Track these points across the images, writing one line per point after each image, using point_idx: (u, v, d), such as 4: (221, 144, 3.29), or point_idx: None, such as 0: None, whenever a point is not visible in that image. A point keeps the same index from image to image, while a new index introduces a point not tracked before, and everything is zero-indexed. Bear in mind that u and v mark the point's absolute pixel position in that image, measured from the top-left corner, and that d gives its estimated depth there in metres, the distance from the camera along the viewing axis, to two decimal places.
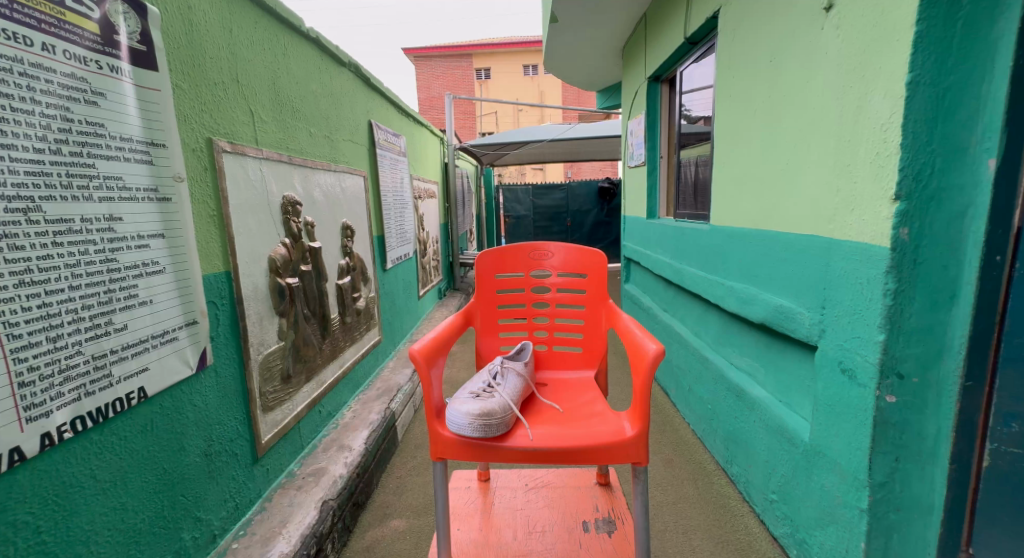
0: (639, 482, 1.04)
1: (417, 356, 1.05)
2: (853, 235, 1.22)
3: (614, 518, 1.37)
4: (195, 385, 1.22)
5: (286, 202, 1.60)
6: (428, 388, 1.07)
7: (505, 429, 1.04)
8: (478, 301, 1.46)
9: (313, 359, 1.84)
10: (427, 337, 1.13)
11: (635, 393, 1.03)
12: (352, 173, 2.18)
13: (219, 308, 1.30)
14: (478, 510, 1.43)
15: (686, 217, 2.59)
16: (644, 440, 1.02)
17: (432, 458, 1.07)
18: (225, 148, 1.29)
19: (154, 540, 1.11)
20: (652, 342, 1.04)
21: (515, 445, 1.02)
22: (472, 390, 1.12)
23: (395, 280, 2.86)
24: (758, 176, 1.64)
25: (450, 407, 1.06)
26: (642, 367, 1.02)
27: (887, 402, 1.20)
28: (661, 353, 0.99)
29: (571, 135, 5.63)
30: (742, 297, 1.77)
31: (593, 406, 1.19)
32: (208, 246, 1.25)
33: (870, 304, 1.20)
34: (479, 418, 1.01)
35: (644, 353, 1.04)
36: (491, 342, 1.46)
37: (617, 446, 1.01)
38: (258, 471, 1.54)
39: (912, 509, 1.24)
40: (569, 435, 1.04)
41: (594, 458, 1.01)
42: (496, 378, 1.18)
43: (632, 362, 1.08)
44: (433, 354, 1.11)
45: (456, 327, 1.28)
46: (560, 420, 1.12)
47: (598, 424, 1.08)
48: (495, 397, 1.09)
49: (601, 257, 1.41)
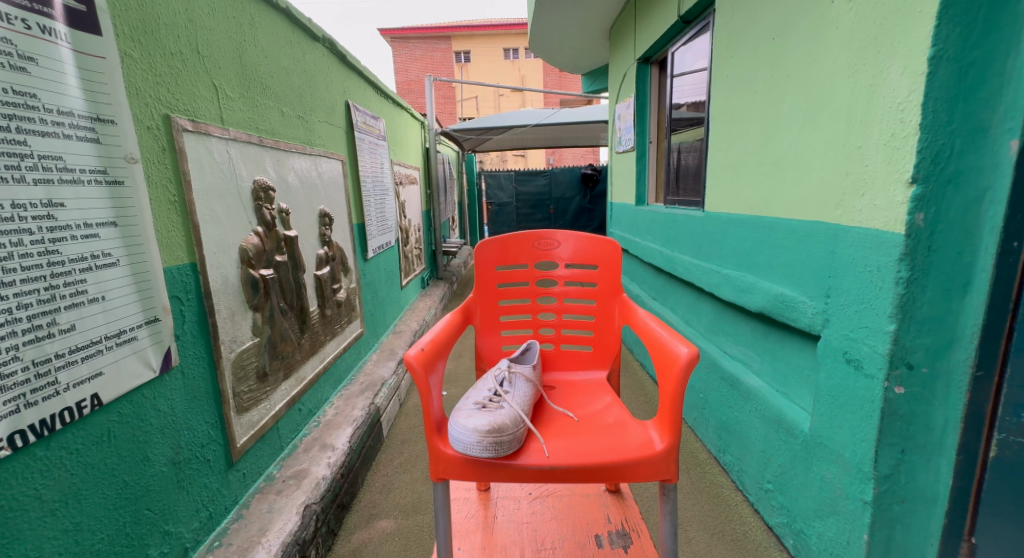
0: (668, 500, 0.98)
1: (415, 362, 0.96)
2: (863, 221, 1.17)
3: (628, 531, 1.31)
4: (158, 388, 1.11)
5: (257, 187, 1.48)
6: (428, 397, 0.98)
7: (516, 445, 0.96)
8: (477, 295, 1.36)
9: (291, 355, 1.73)
10: (425, 339, 1.04)
11: (666, 402, 0.96)
12: (330, 157, 2.05)
13: (184, 303, 1.18)
14: (479, 525, 1.36)
15: (675, 203, 2.52)
16: (675, 454, 0.95)
17: (432, 478, 0.98)
18: (186, 126, 1.17)
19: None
20: (681, 345, 0.96)
21: (529, 463, 0.94)
22: (477, 401, 1.04)
23: (376, 270, 2.74)
24: (758, 159, 1.58)
25: (453, 424, 0.98)
26: (674, 374, 0.94)
27: (895, 393, 1.16)
28: (697, 357, 0.92)
29: (555, 120, 5.52)
30: (738, 285, 1.71)
31: (611, 414, 1.11)
32: (170, 237, 1.13)
33: (880, 293, 1.15)
34: (489, 435, 0.93)
35: (673, 357, 0.96)
36: (491, 340, 1.37)
37: (645, 462, 0.94)
38: (234, 477, 1.44)
39: (915, 501, 1.21)
40: (592, 451, 0.96)
41: (622, 476, 0.94)
42: (503, 385, 1.11)
43: (659, 368, 1.01)
44: (431, 358, 1.02)
45: (454, 326, 1.19)
46: (578, 432, 1.03)
47: (623, 435, 1.01)
48: (505, 409, 1.01)
49: (617, 247, 1.32)
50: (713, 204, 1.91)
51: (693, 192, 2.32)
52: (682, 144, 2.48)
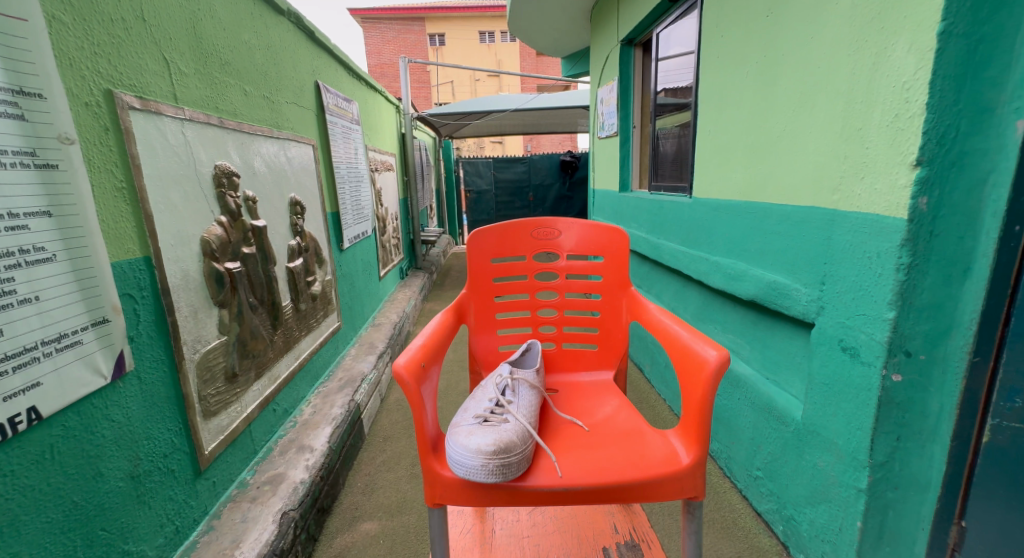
0: (693, 518, 0.92)
1: (407, 376, 0.87)
2: (863, 205, 1.12)
3: (638, 542, 1.25)
4: (111, 397, 1.03)
5: (219, 173, 1.35)
6: (421, 413, 0.90)
7: (525, 465, 0.89)
8: (471, 290, 1.29)
9: (263, 353, 1.62)
10: (416, 347, 0.95)
11: (693, 412, 0.90)
12: (300, 141, 1.92)
13: (138, 302, 1.08)
14: (476, 541, 1.30)
15: (658, 188, 2.46)
16: (702, 469, 0.90)
17: (428, 503, 0.91)
18: (133, 104, 1.05)
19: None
20: (708, 347, 0.91)
21: (539, 484, 0.87)
22: (477, 415, 0.96)
23: (353, 261, 2.62)
24: (749, 142, 1.53)
25: (452, 444, 0.89)
26: (703, 379, 0.88)
27: (893, 381, 1.11)
28: (728, 360, 0.87)
29: (533, 106, 5.37)
30: (728, 273, 1.67)
31: (624, 422, 1.05)
32: (120, 229, 1.02)
33: (879, 279, 1.10)
34: (495, 458, 0.85)
35: (699, 360, 0.91)
36: (485, 338, 1.30)
37: (671, 478, 0.89)
38: (202, 486, 1.36)
39: (908, 487, 1.18)
40: (612, 467, 0.90)
41: (646, 495, 0.88)
42: (506, 394, 1.03)
43: (682, 372, 0.95)
44: (423, 367, 0.93)
45: (447, 328, 1.10)
46: (592, 444, 0.97)
47: (643, 445, 0.95)
48: (509, 423, 0.93)
49: (625, 236, 1.25)
50: (701, 189, 1.86)
51: (676, 177, 2.26)
52: (663, 129, 2.41)
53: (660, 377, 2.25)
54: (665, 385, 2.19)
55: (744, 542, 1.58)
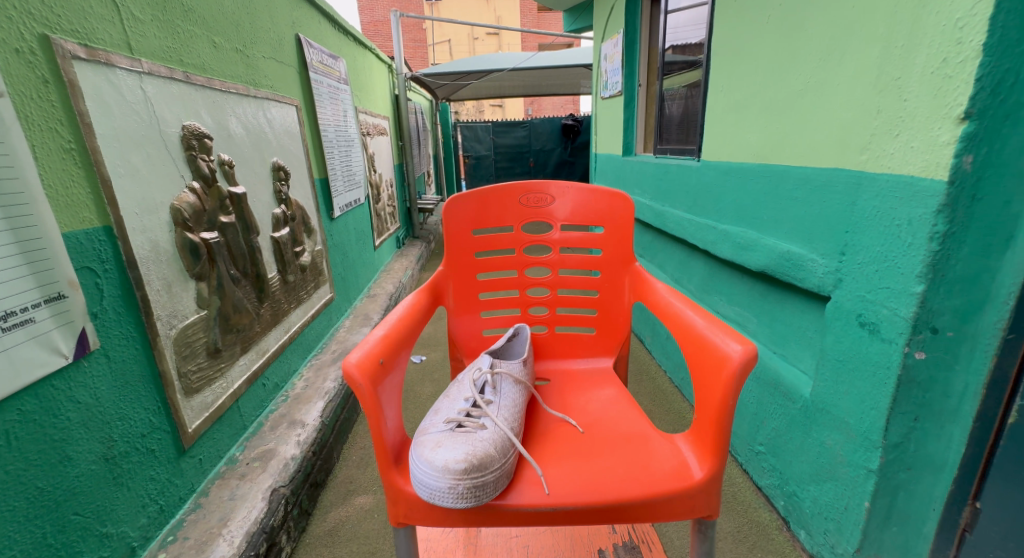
0: (703, 538, 0.85)
1: (361, 378, 0.77)
2: (895, 165, 1.00)
3: (637, 544, 1.21)
4: (73, 377, 0.97)
5: (188, 134, 1.24)
6: (380, 420, 0.80)
7: (502, 482, 0.79)
8: (450, 269, 1.20)
9: (249, 327, 1.55)
10: (375, 340, 0.85)
11: (711, 417, 0.81)
12: (281, 101, 1.80)
13: (101, 276, 1.00)
14: (460, 541, 1.25)
15: (664, 151, 2.32)
16: (716, 485, 0.81)
17: (395, 518, 0.83)
18: (77, 53, 0.94)
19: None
20: (731, 340, 0.80)
21: (520, 504, 0.79)
22: (448, 419, 0.86)
23: (344, 229, 2.52)
24: (769, 98, 1.40)
25: (417, 459, 0.79)
26: (724, 378, 0.78)
27: (916, 359, 1.01)
28: (754, 357, 0.76)
29: (530, 64, 5.13)
30: (738, 242, 1.57)
31: (625, 423, 0.97)
32: (72, 195, 0.93)
33: (909, 250, 0.98)
34: (465, 479, 0.75)
35: (720, 355, 0.80)
36: (466, 321, 1.22)
37: (681, 495, 0.80)
38: (187, 464, 1.31)
39: (923, 468, 1.09)
40: (611, 484, 0.81)
41: (650, 514, 0.80)
42: (485, 392, 0.93)
43: (699, 368, 0.85)
44: (382, 364, 0.83)
45: (417, 315, 1.00)
46: (589, 452, 0.89)
47: (649, 455, 0.87)
48: (486, 430, 0.84)
49: (629, 202, 1.16)
50: (712, 152, 1.73)
51: (683, 139, 2.12)
52: (670, 87, 2.26)
53: (662, 350, 2.18)
54: (667, 357, 2.12)
55: (743, 517, 1.54)
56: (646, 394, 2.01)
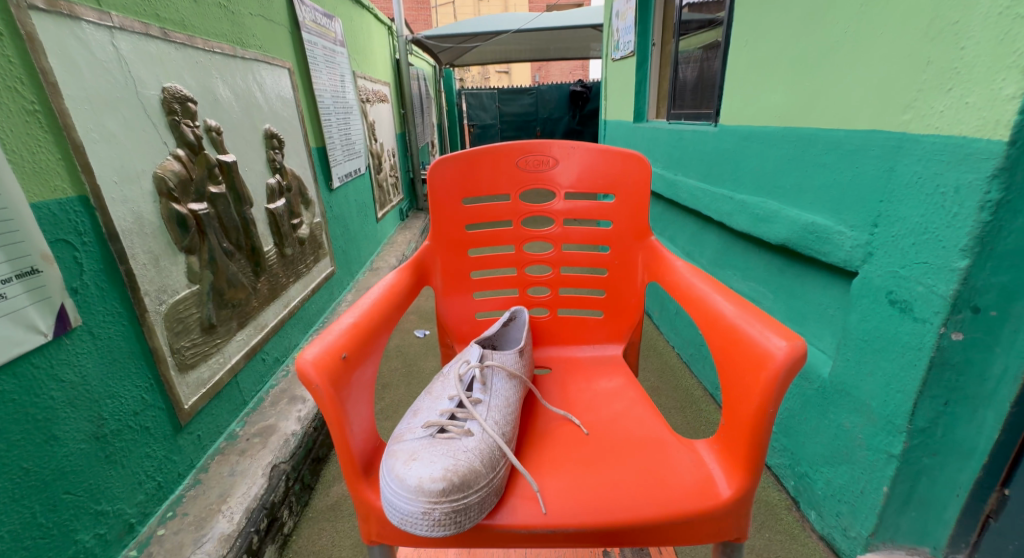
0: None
1: (317, 378, 0.69)
2: (943, 125, 0.90)
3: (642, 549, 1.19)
4: (57, 354, 0.93)
5: (168, 97, 1.18)
6: (343, 428, 0.73)
7: (487, 503, 0.71)
8: (439, 246, 1.14)
9: (245, 302, 1.51)
10: (338, 331, 0.78)
11: (746, 424, 0.73)
12: (271, 63, 1.70)
13: (79, 249, 0.95)
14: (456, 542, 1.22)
15: (677, 116, 2.20)
16: (746, 505, 0.75)
17: (368, 534, 0.77)
18: (35, 3, 0.87)
19: (31, 552, 0.90)
20: (772, 334, 0.71)
21: (510, 524, 0.72)
22: (428, 423, 0.77)
23: (344, 201, 2.45)
24: (798, 54, 1.28)
25: (389, 475, 0.70)
26: (765, 379, 0.69)
27: (952, 340, 0.93)
28: (802, 356, 0.68)
29: (536, 26, 4.91)
30: (756, 214, 1.47)
31: (635, 424, 0.90)
32: (39, 161, 0.88)
33: (952, 220, 0.89)
34: (445, 504, 0.67)
35: (759, 352, 0.72)
36: (456, 302, 1.17)
37: (703, 516, 0.73)
38: (185, 441, 1.28)
39: (948, 454, 1.02)
40: (617, 502, 0.74)
41: (668, 536, 0.74)
42: (472, 391, 0.84)
43: (731, 365, 0.76)
44: (345, 359, 0.76)
45: (391, 300, 0.92)
46: (595, 459, 0.82)
47: (663, 466, 0.79)
48: (471, 437, 0.75)
49: (645, 165, 1.07)
50: (732, 115, 1.62)
51: (699, 103, 2.00)
52: (687, 47, 2.12)
53: (671, 325, 2.11)
54: (676, 333, 2.06)
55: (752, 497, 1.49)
56: (654, 370, 1.95)
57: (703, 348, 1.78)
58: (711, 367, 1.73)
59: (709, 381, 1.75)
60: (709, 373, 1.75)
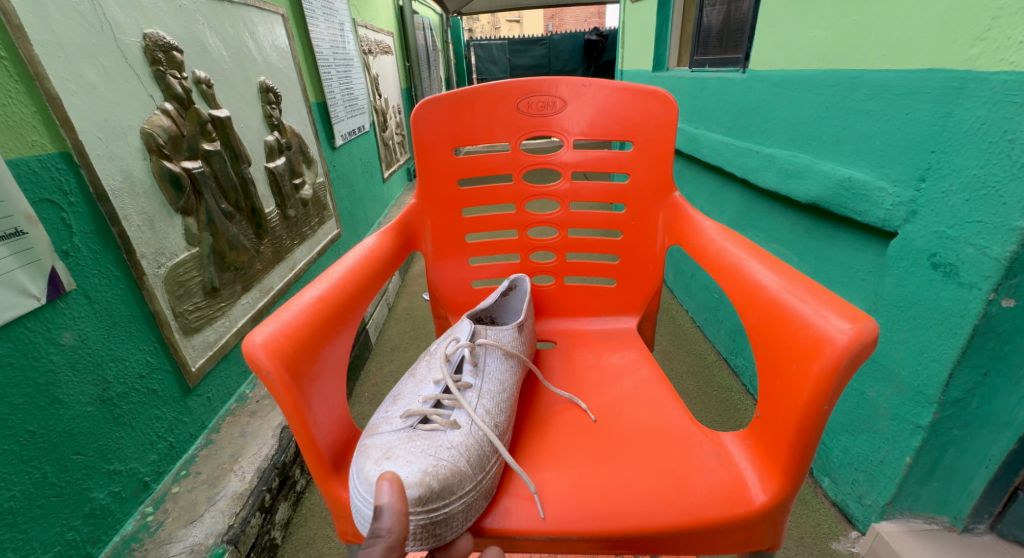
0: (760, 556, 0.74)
1: (269, 364, 0.65)
2: (1021, 59, 0.79)
3: None
4: (54, 317, 0.91)
5: (150, 45, 1.11)
6: (303, 423, 0.69)
7: (473, 510, 0.67)
8: (431, 206, 1.08)
9: (249, 266, 1.47)
10: (299, 310, 0.73)
11: (792, 419, 0.67)
12: (265, 7, 1.60)
13: (68, 210, 0.92)
14: None
15: (700, 64, 2.05)
16: (783, 509, 0.70)
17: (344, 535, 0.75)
18: None
19: (47, 511, 0.90)
20: (832, 315, 0.64)
21: (505, 529, 0.69)
22: (408, 415, 0.73)
23: (348, 159, 2.38)
24: None
25: (359, 478, 0.66)
26: (823, 369, 0.62)
27: (1001, 307, 0.86)
28: (869, 342, 0.60)
29: None
30: (784, 169, 1.37)
31: (648, 411, 0.86)
32: (14, 113, 0.83)
33: (1020, 171, 0.80)
34: (421, 517, 0.62)
35: (814, 337, 0.64)
36: (449, 268, 1.12)
37: (731, 521, 0.69)
38: (194, 402, 1.28)
39: (982, 425, 0.96)
40: (617, 504, 0.70)
41: (687, 540, 0.69)
42: (462, 377, 0.80)
43: (773, 349, 0.70)
44: (308, 341, 0.71)
45: (366, 268, 0.87)
46: (603, 451, 0.78)
47: (681, 466, 0.75)
48: (457, 431, 0.71)
49: (671, 106, 0.98)
50: (764, 59, 1.49)
51: (723, 48, 1.85)
52: None
53: (685, 287, 2.04)
54: (690, 296, 1.99)
55: None
56: (666, 334, 1.90)
57: (720, 312, 1.72)
58: (726, 331, 1.67)
59: (724, 345, 1.70)
60: (724, 338, 1.70)
